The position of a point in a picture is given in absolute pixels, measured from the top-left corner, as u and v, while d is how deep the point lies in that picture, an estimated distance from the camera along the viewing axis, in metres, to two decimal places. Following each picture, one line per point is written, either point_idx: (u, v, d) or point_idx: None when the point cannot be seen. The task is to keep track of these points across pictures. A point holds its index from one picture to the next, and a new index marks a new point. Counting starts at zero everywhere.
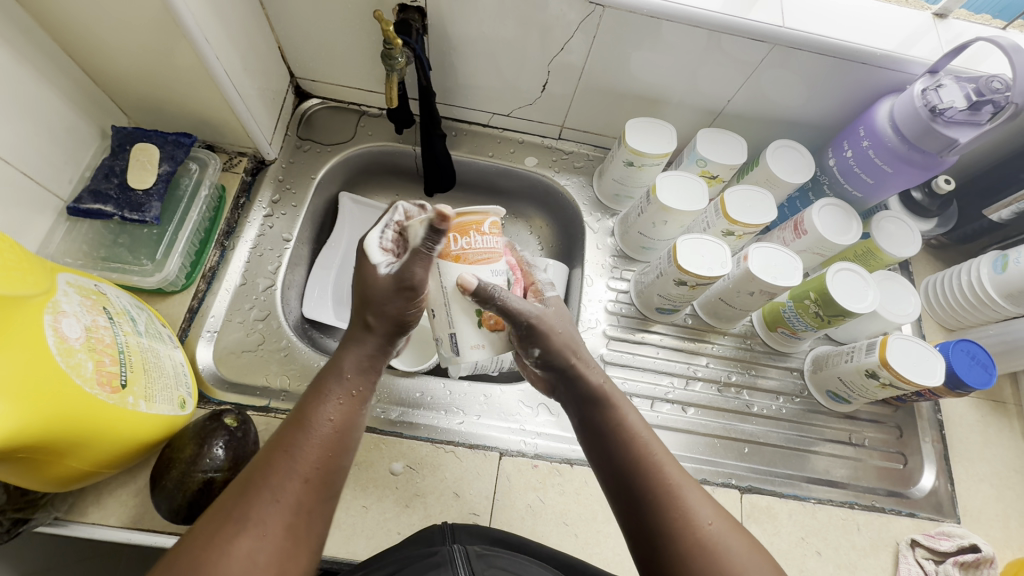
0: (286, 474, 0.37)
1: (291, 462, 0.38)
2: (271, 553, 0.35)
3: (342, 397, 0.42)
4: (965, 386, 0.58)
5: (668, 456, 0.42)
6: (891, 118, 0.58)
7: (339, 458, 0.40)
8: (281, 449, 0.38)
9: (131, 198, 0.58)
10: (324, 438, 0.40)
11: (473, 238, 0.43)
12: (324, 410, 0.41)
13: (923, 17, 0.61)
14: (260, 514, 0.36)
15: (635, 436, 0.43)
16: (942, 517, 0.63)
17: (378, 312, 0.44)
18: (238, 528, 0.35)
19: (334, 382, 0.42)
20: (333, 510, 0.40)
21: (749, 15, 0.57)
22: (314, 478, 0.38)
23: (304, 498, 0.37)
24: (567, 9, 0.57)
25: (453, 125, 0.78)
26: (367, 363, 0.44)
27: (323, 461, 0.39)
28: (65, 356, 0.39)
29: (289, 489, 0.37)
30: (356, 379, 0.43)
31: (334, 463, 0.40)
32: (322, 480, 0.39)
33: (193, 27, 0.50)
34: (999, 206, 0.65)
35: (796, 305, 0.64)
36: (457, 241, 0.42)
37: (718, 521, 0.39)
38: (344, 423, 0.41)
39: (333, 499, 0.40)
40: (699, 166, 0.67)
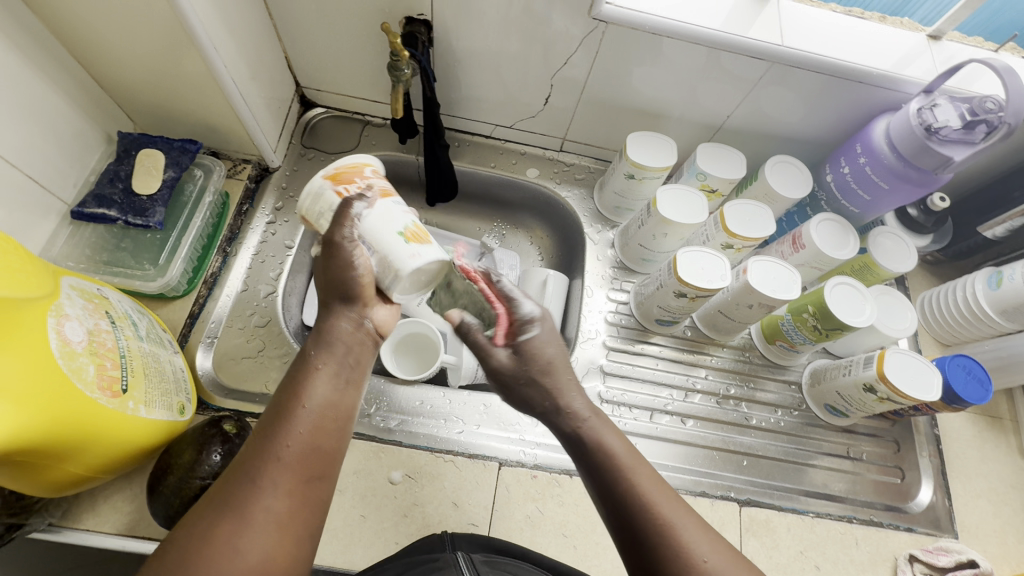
0: (264, 457, 0.35)
1: (268, 445, 0.35)
2: (253, 541, 0.31)
3: (317, 375, 0.40)
4: (962, 402, 0.58)
5: (663, 491, 0.39)
6: (887, 136, 0.59)
7: (319, 437, 0.37)
8: (258, 435, 0.36)
9: (135, 204, 0.58)
10: (301, 417, 0.37)
11: (361, 183, 0.44)
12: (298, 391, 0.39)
13: (917, 39, 0.62)
14: (238, 499, 0.33)
15: (625, 470, 0.40)
16: (940, 532, 0.63)
17: (328, 287, 0.44)
18: (218, 518, 0.32)
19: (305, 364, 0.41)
20: (324, 493, 0.36)
21: (748, 33, 0.58)
22: (292, 457, 0.35)
23: (285, 480, 0.34)
24: (570, 25, 0.59)
25: (456, 136, 0.79)
26: (336, 339, 0.42)
27: (301, 440, 0.36)
28: (68, 360, 0.39)
29: (269, 473, 0.34)
30: (324, 355, 0.41)
31: (314, 441, 0.37)
32: (305, 460, 0.36)
33: (202, 36, 0.51)
34: (994, 223, 0.68)
35: (794, 318, 0.64)
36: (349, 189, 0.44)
37: (717, 557, 0.36)
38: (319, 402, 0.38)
39: (321, 481, 0.36)
40: (699, 180, 0.67)
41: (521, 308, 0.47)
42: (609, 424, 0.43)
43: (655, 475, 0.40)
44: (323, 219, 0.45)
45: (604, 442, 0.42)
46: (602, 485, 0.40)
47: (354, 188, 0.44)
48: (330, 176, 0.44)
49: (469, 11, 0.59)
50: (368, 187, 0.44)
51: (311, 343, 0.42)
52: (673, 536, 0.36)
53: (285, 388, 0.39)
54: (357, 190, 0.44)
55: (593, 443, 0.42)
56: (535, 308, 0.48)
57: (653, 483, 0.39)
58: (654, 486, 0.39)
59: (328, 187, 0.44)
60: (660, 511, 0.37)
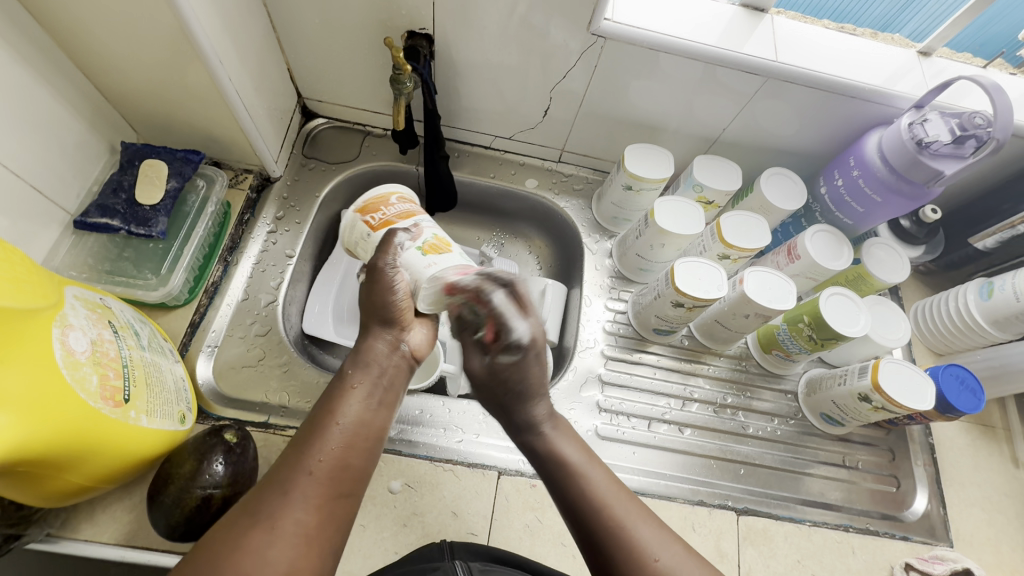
0: (295, 469, 0.36)
1: (300, 456, 0.37)
2: (281, 548, 0.32)
3: (350, 396, 0.42)
4: (955, 411, 0.59)
5: (617, 491, 0.42)
6: (880, 150, 0.60)
7: (349, 454, 0.38)
8: (293, 448, 0.38)
9: (138, 214, 0.58)
10: (334, 433, 0.39)
11: (385, 209, 0.49)
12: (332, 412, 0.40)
13: (907, 55, 0.64)
14: (271, 506, 0.34)
15: (582, 474, 0.43)
16: (935, 541, 0.63)
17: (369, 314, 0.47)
18: (250, 520, 0.33)
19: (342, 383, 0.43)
20: (350, 513, 0.37)
21: (743, 49, 0.59)
22: (322, 472, 0.37)
23: (316, 493, 0.36)
24: (569, 39, 0.60)
25: (455, 147, 0.80)
26: (369, 359, 0.45)
27: (331, 456, 0.37)
28: (72, 370, 0.40)
29: (300, 484, 0.36)
30: (360, 375, 0.43)
31: (344, 458, 0.38)
32: (333, 476, 0.37)
33: (207, 49, 0.52)
34: (984, 235, 0.69)
35: (790, 327, 0.65)
36: (377, 216, 0.49)
37: (669, 552, 0.38)
38: (352, 423, 0.40)
39: (347, 499, 0.37)
40: (696, 192, 0.68)
41: (513, 333, 0.45)
42: (567, 432, 0.47)
43: (609, 477, 0.43)
44: (361, 245, 0.50)
45: (561, 449, 0.45)
46: (560, 490, 0.43)
47: (380, 215, 0.48)
48: (359, 208, 0.50)
49: (470, 25, 0.60)
50: (391, 212, 0.48)
51: (350, 362, 0.44)
52: (627, 535, 0.39)
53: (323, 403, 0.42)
54: (383, 216, 0.48)
55: (547, 450, 0.45)
56: (526, 331, 0.46)
57: (607, 484, 0.42)
58: (608, 489, 0.42)
59: (360, 218, 0.49)
60: (614, 511, 0.40)
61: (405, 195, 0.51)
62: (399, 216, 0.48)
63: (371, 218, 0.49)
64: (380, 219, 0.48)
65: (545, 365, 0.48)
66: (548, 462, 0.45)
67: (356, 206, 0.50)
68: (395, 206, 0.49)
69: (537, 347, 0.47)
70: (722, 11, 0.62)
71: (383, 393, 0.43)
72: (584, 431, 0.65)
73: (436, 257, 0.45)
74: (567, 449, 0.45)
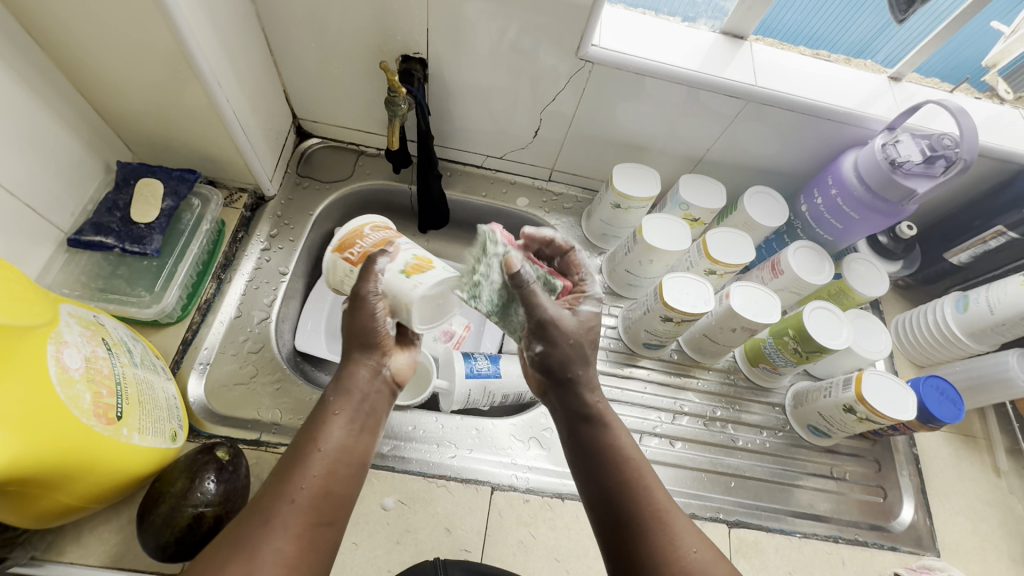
0: (276, 500, 0.37)
1: (281, 487, 0.38)
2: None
3: (332, 423, 0.43)
4: (937, 421, 0.61)
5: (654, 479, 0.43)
6: (856, 169, 0.63)
7: (330, 481, 0.40)
8: (274, 477, 0.39)
9: (133, 231, 0.59)
10: (317, 462, 0.40)
11: (361, 241, 0.52)
12: (315, 440, 0.42)
13: (879, 80, 0.67)
14: (254, 540, 0.35)
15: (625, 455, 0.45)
16: (923, 551, 0.64)
17: (348, 341, 0.48)
18: (230, 552, 0.34)
19: (324, 409, 0.44)
20: (331, 540, 0.39)
21: (723, 74, 0.62)
22: (303, 501, 0.38)
23: (298, 525, 0.37)
24: (558, 63, 0.62)
25: (448, 166, 0.82)
26: (351, 385, 0.46)
27: (312, 484, 0.39)
28: (65, 387, 0.40)
29: (283, 515, 0.37)
30: (340, 402, 0.45)
31: (325, 486, 0.39)
32: (314, 505, 0.38)
33: (206, 71, 0.53)
34: (958, 250, 0.73)
35: (776, 341, 0.67)
36: (356, 250, 0.52)
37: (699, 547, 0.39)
38: (334, 450, 0.42)
39: (329, 527, 0.38)
40: (682, 210, 0.70)
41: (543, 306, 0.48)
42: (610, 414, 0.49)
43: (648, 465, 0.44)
44: (347, 281, 0.54)
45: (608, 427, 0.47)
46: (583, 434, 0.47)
47: (358, 247, 0.52)
48: (336, 246, 0.54)
49: (461, 48, 0.62)
50: (368, 243, 0.52)
51: (330, 389, 0.46)
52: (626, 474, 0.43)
53: (305, 432, 0.43)
54: (361, 249, 0.52)
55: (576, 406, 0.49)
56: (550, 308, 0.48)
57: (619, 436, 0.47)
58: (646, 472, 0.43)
59: (338, 257, 0.53)
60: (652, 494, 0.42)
61: (378, 224, 0.55)
62: (375, 245, 0.52)
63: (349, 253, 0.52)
64: (359, 251, 0.52)
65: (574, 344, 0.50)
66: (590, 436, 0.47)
67: (332, 246, 0.54)
68: (371, 236, 0.53)
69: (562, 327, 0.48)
70: (703, 38, 0.65)
71: (364, 419, 0.45)
72: None
73: (420, 277, 0.48)
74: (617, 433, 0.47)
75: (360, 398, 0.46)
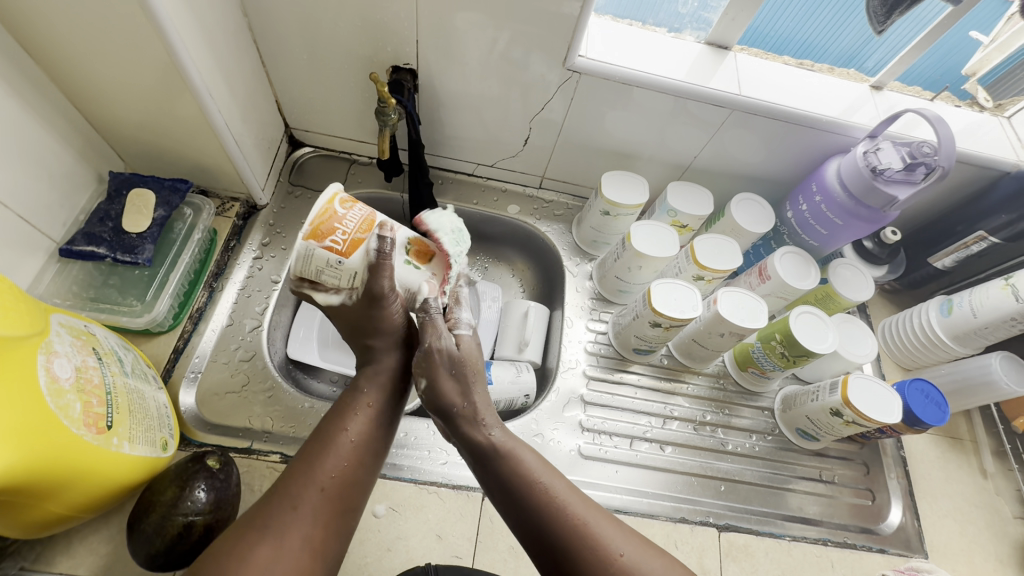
0: (303, 485, 0.41)
1: (308, 472, 0.42)
2: (287, 562, 0.37)
3: (360, 412, 0.46)
4: (922, 423, 0.62)
5: (576, 494, 0.44)
6: (839, 176, 0.64)
7: (355, 469, 0.43)
8: (302, 462, 0.42)
9: (124, 241, 0.60)
10: (344, 449, 0.44)
11: (342, 225, 0.46)
12: (344, 428, 0.45)
13: (861, 89, 0.69)
14: (279, 523, 0.38)
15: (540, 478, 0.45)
16: (911, 553, 0.65)
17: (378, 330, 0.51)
18: (259, 534, 0.38)
19: (354, 398, 0.47)
20: (349, 525, 0.42)
21: (708, 83, 0.63)
22: (330, 487, 0.42)
23: (321, 509, 0.40)
24: (546, 72, 0.63)
25: (440, 175, 0.83)
26: (383, 375, 0.50)
27: (340, 472, 0.42)
28: (56, 398, 0.40)
29: (306, 499, 0.40)
30: (371, 392, 0.48)
31: (351, 474, 0.43)
32: (339, 492, 0.42)
33: (198, 83, 0.54)
34: (942, 255, 0.74)
35: (764, 345, 0.68)
36: (338, 236, 0.46)
37: (630, 547, 0.42)
38: (361, 439, 0.45)
39: (351, 513, 0.42)
40: (671, 216, 0.71)
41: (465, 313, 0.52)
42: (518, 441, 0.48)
43: (567, 484, 0.45)
44: (325, 273, 0.48)
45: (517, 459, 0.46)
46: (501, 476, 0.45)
47: (341, 235, 0.46)
48: (308, 234, 0.46)
49: (452, 58, 0.63)
50: (353, 227, 0.47)
51: (365, 375, 0.50)
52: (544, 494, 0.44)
53: (333, 418, 0.46)
54: (347, 235, 0.46)
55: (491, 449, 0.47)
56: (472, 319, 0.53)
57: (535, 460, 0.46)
58: (566, 492, 0.44)
59: (317, 247, 0.46)
60: (575, 512, 0.43)
61: (344, 196, 0.48)
62: (360, 227, 0.47)
63: (326, 241, 0.46)
64: (344, 238, 0.46)
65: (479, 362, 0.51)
66: (503, 472, 0.45)
67: (303, 234, 0.45)
68: (349, 217, 0.47)
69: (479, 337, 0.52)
70: (688, 49, 0.66)
71: (390, 411, 0.48)
72: (567, 451, 0.66)
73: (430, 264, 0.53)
74: (524, 456, 0.46)
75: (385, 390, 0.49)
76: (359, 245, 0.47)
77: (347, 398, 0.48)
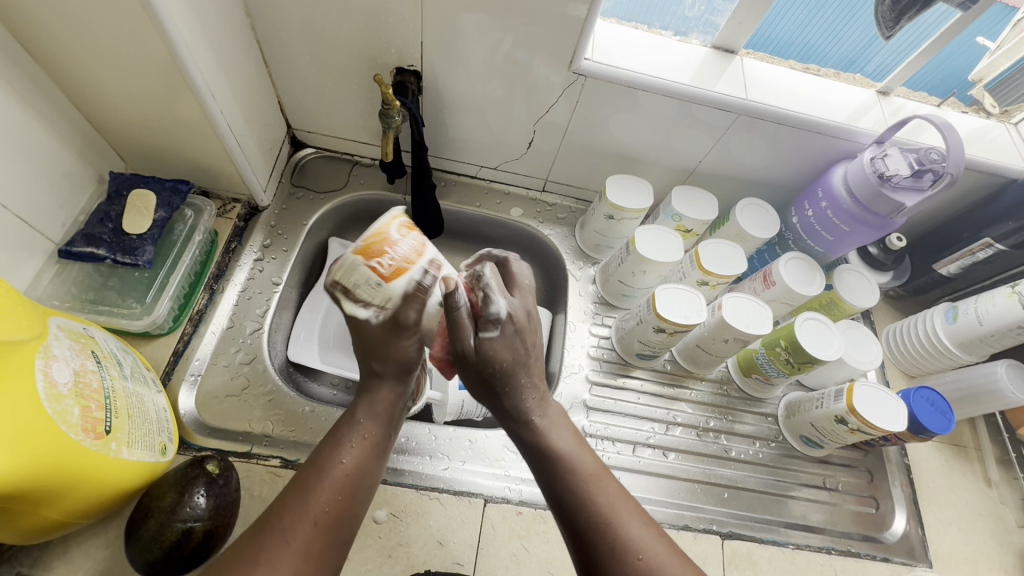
0: (298, 516, 0.39)
1: (302, 503, 0.40)
2: None
3: (356, 441, 0.45)
4: (927, 432, 0.61)
5: (604, 484, 0.44)
6: (845, 182, 0.63)
7: (349, 503, 0.42)
8: (294, 493, 0.41)
9: (124, 242, 0.59)
10: (339, 481, 0.42)
11: (393, 250, 0.45)
12: (338, 458, 0.43)
13: (868, 94, 0.68)
14: (272, 557, 0.37)
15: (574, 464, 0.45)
16: (915, 562, 0.65)
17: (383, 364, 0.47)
18: (247, 565, 0.36)
19: (349, 428, 0.45)
20: (340, 557, 0.41)
21: (714, 88, 0.63)
22: (324, 522, 0.40)
23: (313, 541, 0.39)
24: (551, 74, 0.62)
25: (442, 177, 0.82)
26: (381, 407, 0.47)
27: (333, 505, 0.41)
28: (53, 402, 0.39)
29: (299, 533, 0.39)
30: (367, 423, 0.46)
31: (344, 508, 0.42)
32: (332, 526, 0.41)
33: (200, 83, 0.53)
34: (947, 261, 0.73)
35: (768, 351, 0.67)
36: (383, 260, 0.45)
37: (654, 548, 0.40)
38: (356, 470, 0.44)
39: (341, 548, 0.41)
40: (675, 221, 0.71)
41: (492, 305, 0.45)
42: (558, 421, 0.48)
43: (598, 471, 0.45)
44: (360, 289, 0.46)
45: (553, 441, 0.46)
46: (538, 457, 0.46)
47: (389, 259, 0.45)
48: (360, 249, 0.45)
49: (455, 60, 0.63)
50: (401, 255, 0.45)
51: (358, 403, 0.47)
52: (573, 472, 0.44)
53: (325, 445, 0.45)
54: (392, 261, 0.45)
55: (537, 440, 0.46)
56: (505, 309, 0.45)
57: (571, 444, 0.46)
58: (595, 477, 0.44)
59: (363, 263, 0.45)
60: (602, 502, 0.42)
61: (403, 221, 0.48)
62: (408, 257, 0.46)
63: (371, 260, 0.45)
64: (390, 262, 0.45)
65: (528, 344, 0.47)
66: (539, 451, 0.46)
67: (354, 246, 0.45)
68: (402, 244, 0.46)
69: (518, 324, 0.46)
70: (694, 52, 0.65)
71: (385, 442, 0.47)
72: None
73: None
74: (560, 441, 0.46)
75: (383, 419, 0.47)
76: (401, 272, 0.45)
77: (339, 424, 0.46)
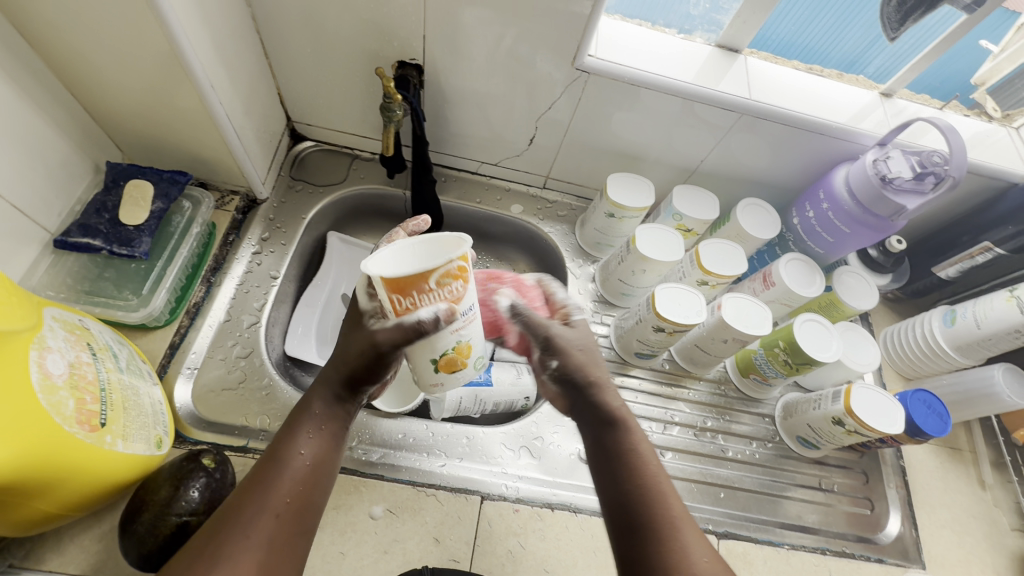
0: (259, 509, 0.38)
1: (263, 496, 0.39)
2: None
3: (313, 431, 0.44)
4: (923, 434, 0.61)
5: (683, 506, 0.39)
6: (847, 184, 0.63)
7: (311, 491, 0.42)
8: (254, 485, 0.40)
9: (121, 234, 0.59)
10: (298, 471, 0.42)
11: (420, 299, 0.39)
12: (297, 448, 0.43)
13: (871, 96, 0.68)
14: (232, 552, 0.36)
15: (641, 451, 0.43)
16: (909, 563, 0.65)
17: (334, 362, 0.47)
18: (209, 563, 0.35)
19: (304, 416, 0.45)
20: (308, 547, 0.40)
21: (717, 87, 0.62)
22: (286, 512, 0.39)
23: (276, 534, 0.38)
24: (554, 70, 0.62)
25: (442, 172, 0.82)
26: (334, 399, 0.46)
27: (295, 495, 0.40)
28: (48, 394, 0.39)
29: (263, 525, 0.38)
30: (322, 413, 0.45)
31: (306, 496, 0.41)
32: (294, 517, 0.40)
33: (200, 73, 0.53)
34: (947, 265, 0.73)
35: (766, 352, 0.67)
36: (402, 300, 0.39)
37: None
38: (316, 459, 0.43)
39: (307, 538, 0.40)
40: (675, 220, 0.71)
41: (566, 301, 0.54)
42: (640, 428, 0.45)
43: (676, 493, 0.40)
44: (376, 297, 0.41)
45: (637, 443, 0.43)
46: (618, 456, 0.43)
47: (407, 303, 0.39)
48: (388, 281, 0.38)
49: (458, 55, 0.62)
50: (421, 303, 0.40)
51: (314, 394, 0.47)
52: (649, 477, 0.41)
53: (282, 435, 0.44)
54: (409, 306, 0.40)
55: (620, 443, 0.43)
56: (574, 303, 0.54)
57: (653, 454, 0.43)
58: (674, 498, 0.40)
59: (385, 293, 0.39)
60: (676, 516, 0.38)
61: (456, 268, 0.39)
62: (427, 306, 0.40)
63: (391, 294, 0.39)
64: (408, 304, 0.40)
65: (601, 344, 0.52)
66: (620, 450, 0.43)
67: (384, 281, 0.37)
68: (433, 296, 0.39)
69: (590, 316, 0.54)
70: (698, 51, 0.65)
71: (344, 431, 0.46)
72: (567, 455, 0.64)
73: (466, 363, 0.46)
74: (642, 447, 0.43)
75: (334, 411, 0.46)
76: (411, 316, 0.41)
77: (294, 415, 0.45)
